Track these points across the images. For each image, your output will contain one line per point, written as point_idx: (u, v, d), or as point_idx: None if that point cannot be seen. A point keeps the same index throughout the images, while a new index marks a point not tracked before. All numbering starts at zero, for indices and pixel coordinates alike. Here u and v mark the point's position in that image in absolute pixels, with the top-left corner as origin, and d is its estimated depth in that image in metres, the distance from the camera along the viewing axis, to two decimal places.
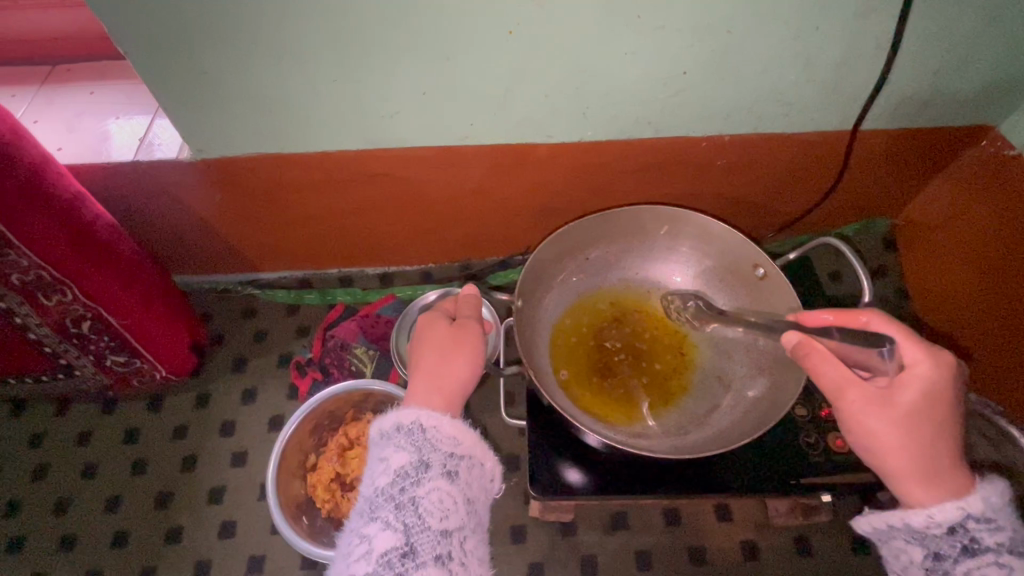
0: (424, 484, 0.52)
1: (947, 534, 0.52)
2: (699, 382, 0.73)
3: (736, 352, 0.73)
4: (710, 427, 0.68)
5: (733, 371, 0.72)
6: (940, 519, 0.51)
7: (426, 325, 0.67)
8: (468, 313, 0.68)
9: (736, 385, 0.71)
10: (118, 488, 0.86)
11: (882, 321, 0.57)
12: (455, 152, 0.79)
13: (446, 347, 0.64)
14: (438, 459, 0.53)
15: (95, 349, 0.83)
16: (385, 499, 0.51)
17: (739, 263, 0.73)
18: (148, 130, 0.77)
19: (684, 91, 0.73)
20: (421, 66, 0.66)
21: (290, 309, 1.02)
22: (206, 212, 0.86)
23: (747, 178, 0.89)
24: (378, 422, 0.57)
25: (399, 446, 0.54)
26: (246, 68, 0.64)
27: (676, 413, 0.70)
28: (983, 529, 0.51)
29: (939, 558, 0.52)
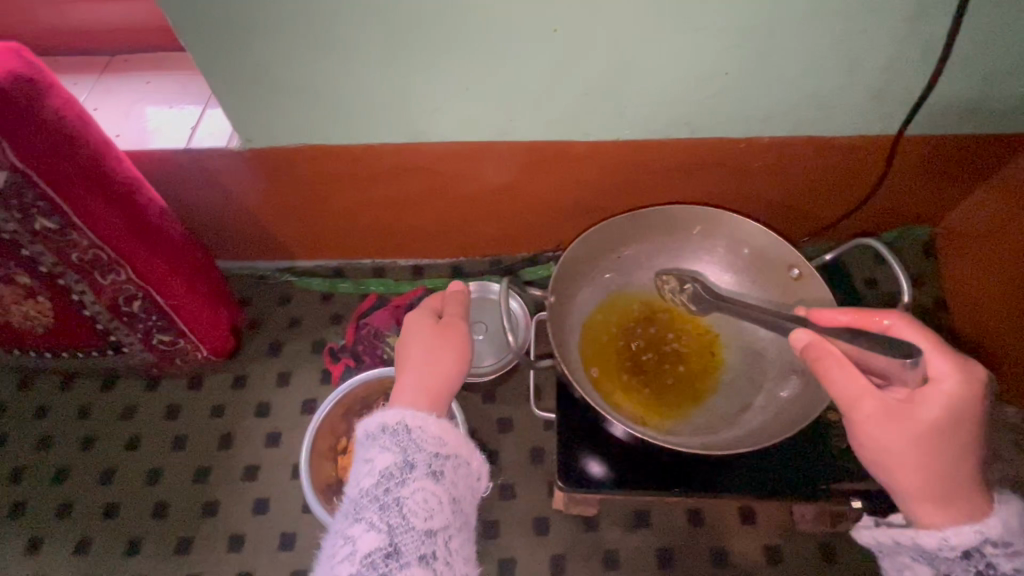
0: (409, 484, 0.53)
1: (960, 557, 0.51)
2: (730, 381, 0.70)
3: (767, 352, 0.71)
4: (741, 425, 0.66)
5: (765, 371, 0.69)
6: (954, 541, 0.51)
7: (415, 323, 0.69)
8: (456, 309, 0.71)
9: (769, 386, 0.68)
10: (160, 461, 0.91)
11: (905, 323, 0.57)
12: (490, 148, 0.79)
13: (432, 342, 0.67)
14: (423, 459, 0.55)
15: (144, 327, 0.87)
16: (369, 499, 0.53)
17: (774, 262, 0.70)
18: (199, 119, 0.80)
19: (727, 90, 0.70)
20: (459, 61, 0.66)
21: (324, 297, 1.04)
22: (248, 200, 0.89)
23: (790, 180, 0.85)
24: (364, 422, 0.60)
25: (385, 447, 0.56)
26: (290, 61, 0.66)
27: (706, 414, 0.69)
28: (1000, 553, 0.50)
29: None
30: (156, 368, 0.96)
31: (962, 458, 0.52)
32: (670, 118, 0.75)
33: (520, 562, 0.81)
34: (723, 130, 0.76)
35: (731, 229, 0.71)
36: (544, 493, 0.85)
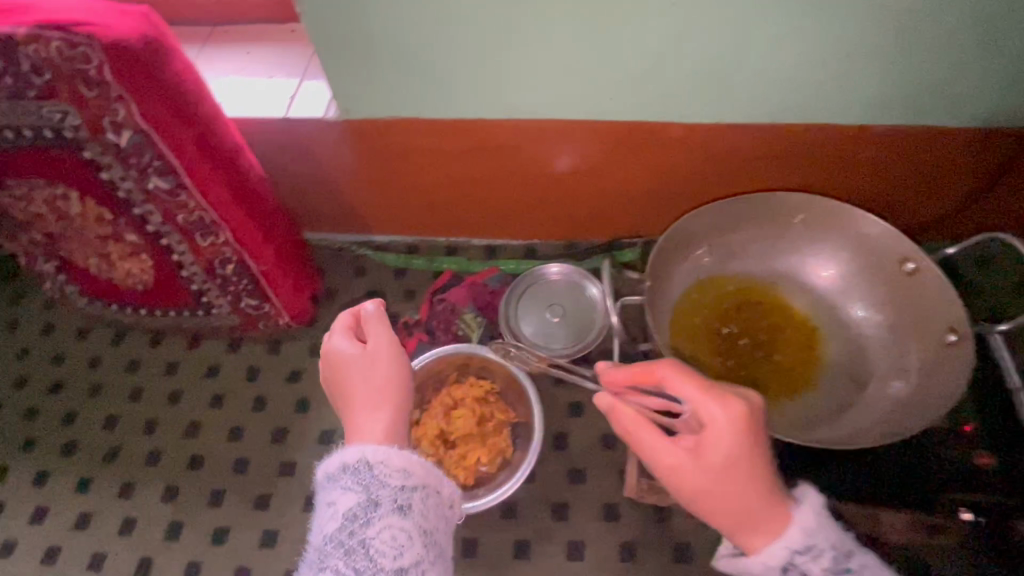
0: (374, 523, 0.52)
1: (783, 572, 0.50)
2: (828, 377, 0.68)
3: (872, 348, 0.67)
4: (845, 423, 0.65)
5: (870, 368, 0.67)
6: (774, 560, 0.49)
7: (347, 351, 0.64)
8: (382, 327, 0.65)
9: (874, 384, 0.66)
10: (240, 419, 0.95)
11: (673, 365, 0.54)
12: (584, 127, 0.78)
13: (374, 370, 0.63)
14: (388, 496, 0.54)
15: (234, 291, 0.90)
16: (333, 545, 0.52)
17: (883, 255, 0.67)
18: (297, 90, 0.82)
19: (845, 72, 0.67)
20: (569, 34, 0.66)
21: (397, 273, 1.06)
22: (337, 171, 0.90)
23: (894, 172, 0.81)
24: (322, 463, 0.57)
25: (347, 487, 0.54)
26: (400, 30, 0.67)
27: (804, 406, 0.67)
28: (808, 559, 0.49)
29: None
30: (240, 331, 0.99)
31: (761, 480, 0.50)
32: (776, 102, 0.72)
33: (590, 545, 0.81)
34: (831, 115, 0.73)
35: (840, 219, 0.68)
36: (614, 479, 0.84)
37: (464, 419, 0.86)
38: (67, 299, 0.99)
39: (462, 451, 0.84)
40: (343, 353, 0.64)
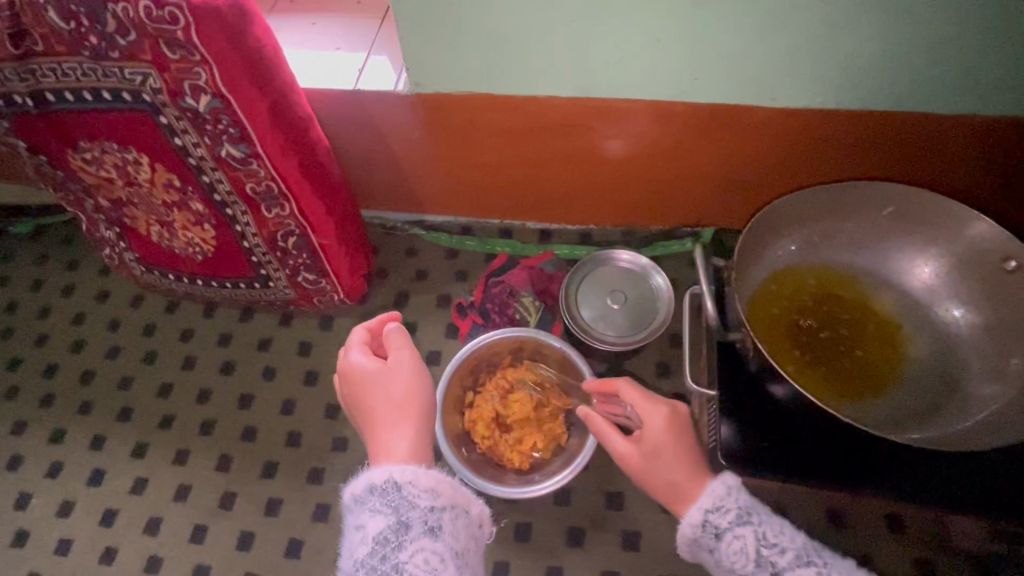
0: (405, 547, 0.53)
1: (703, 529, 0.62)
2: (916, 374, 0.65)
3: (962, 347, 0.65)
4: (936, 423, 0.62)
5: (960, 367, 0.64)
6: (695, 518, 0.62)
7: (366, 369, 0.68)
8: (399, 343, 0.71)
9: (965, 387, 0.63)
10: (292, 393, 0.95)
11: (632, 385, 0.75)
12: (663, 109, 0.76)
13: (395, 388, 0.67)
14: (417, 517, 0.55)
15: (292, 264, 0.89)
16: (365, 570, 0.52)
17: (981, 252, 0.63)
18: (366, 63, 0.81)
19: (948, 58, 0.64)
20: (664, 11, 0.63)
21: (450, 253, 1.05)
22: (400, 147, 0.89)
23: (975, 164, 0.78)
24: (349, 487, 0.59)
25: (376, 510, 0.55)
26: (485, 2, 0.65)
27: (889, 404, 0.64)
28: (715, 514, 0.61)
29: (715, 553, 0.61)
30: (293, 306, 0.99)
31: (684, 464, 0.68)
32: (869, 87, 0.69)
33: (646, 536, 0.80)
34: (925, 103, 0.70)
35: (937, 213, 0.64)
36: None
37: (520, 403, 0.85)
38: (124, 266, 1.00)
39: (517, 435, 0.84)
40: (361, 372, 0.68)
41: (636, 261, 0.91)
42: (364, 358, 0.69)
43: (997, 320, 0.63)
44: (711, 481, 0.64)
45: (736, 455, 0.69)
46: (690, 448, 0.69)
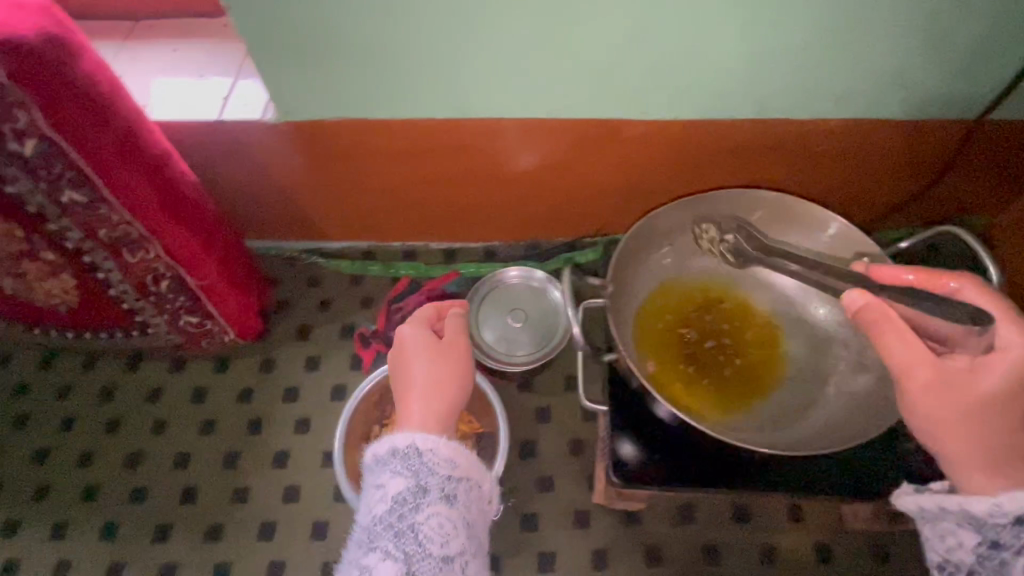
0: (423, 510, 0.53)
1: (1010, 524, 0.47)
2: (792, 375, 0.68)
3: (833, 346, 0.68)
4: (809, 421, 0.64)
5: (831, 367, 0.67)
6: (1010, 507, 0.47)
7: (419, 343, 0.66)
8: (455, 328, 0.68)
9: (836, 381, 0.66)
10: (186, 446, 0.88)
11: (978, 289, 0.56)
12: (540, 126, 0.75)
13: (435, 367, 0.63)
14: (434, 484, 0.54)
15: (170, 308, 0.83)
16: (384, 526, 0.53)
17: (839, 253, 0.68)
18: (231, 90, 0.76)
19: (798, 70, 0.65)
20: (520, 32, 0.62)
21: (354, 280, 1.01)
22: (281, 177, 0.84)
23: (851, 168, 0.80)
24: (373, 445, 0.58)
25: (396, 472, 0.55)
26: (336, 27, 0.62)
27: (768, 406, 0.67)
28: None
29: (999, 548, 0.47)
30: (182, 350, 0.93)
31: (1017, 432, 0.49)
32: (736, 97, 0.70)
33: (562, 554, 0.78)
34: (791, 111, 0.71)
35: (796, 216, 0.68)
36: (584, 486, 0.82)
37: None
38: None
39: None
40: (410, 345, 0.65)
41: (523, 278, 0.90)
42: (418, 331, 0.66)
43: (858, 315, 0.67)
44: None
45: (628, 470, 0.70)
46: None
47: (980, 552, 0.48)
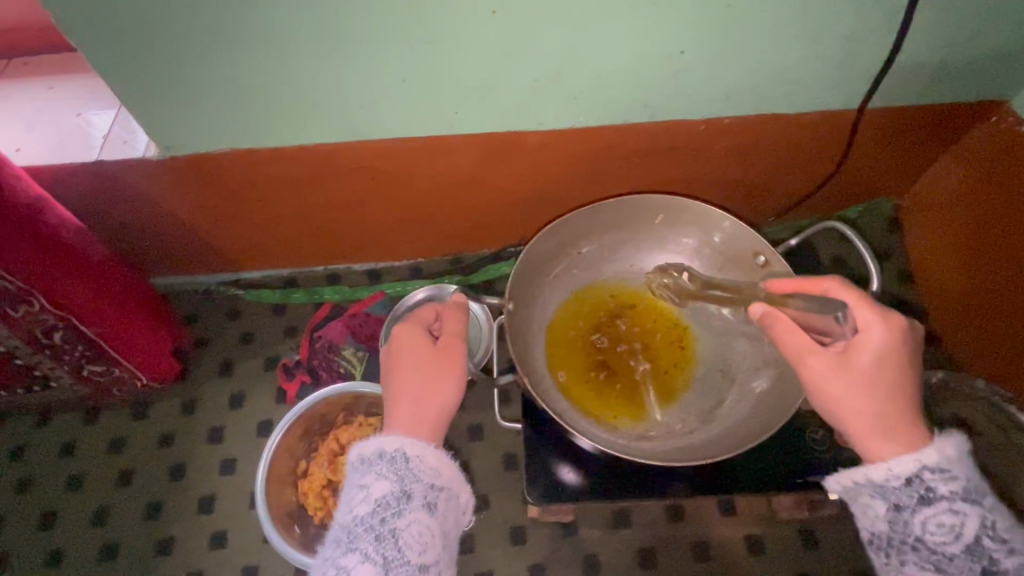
0: (405, 516, 0.50)
1: (905, 485, 0.50)
2: (701, 376, 0.68)
3: (738, 343, 0.68)
4: (717, 423, 0.64)
5: (736, 364, 0.67)
6: (900, 470, 0.50)
7: (413, 337, 0.60)
8: (456, 325, 0.62)
9: (742, 379, 0.66)
10: (105, 500, 0.84)
11: (845, 285, 0.55)
12: (438, 144, 0.73)
13: (428, 367, 0.59)
14: (419, 490, 0.52)
15: (71, 358, 0.79)
16: (364, 529, 0.50)
17: (737, 251, 0.68)
18: (113, 127, 0.72)
19: (681, 72, 0.65)
20: (395, 53, 0.60)
21: (276, 309, 0.98)
22: (179, 211, 0.81)
23: (753, 161, 0.81)
24: (358, 445, 0.55)
25: (381, 474, 0.52)
26: (201, 59, 0.59)
27: (678, 410, 0.66)
28: (938, 478, 0.49)
29: (902, 511, 0.49)
30: (95, 399, 0.88)
31: (897, 401, 0.51)
32: (627, 102, 0.69)
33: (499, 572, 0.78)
34: (683, 112, 0.72)
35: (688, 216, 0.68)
36: (518, 500, 0.81)
37: None
38: None
39: None
40: (405, 338, 0.60)
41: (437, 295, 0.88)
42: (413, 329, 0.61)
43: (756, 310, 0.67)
44: (938, 438, 0.51)
45: (559, 492, 0.70)
46: (915, 374, 0.53)
47: (891, 520, 0.50)
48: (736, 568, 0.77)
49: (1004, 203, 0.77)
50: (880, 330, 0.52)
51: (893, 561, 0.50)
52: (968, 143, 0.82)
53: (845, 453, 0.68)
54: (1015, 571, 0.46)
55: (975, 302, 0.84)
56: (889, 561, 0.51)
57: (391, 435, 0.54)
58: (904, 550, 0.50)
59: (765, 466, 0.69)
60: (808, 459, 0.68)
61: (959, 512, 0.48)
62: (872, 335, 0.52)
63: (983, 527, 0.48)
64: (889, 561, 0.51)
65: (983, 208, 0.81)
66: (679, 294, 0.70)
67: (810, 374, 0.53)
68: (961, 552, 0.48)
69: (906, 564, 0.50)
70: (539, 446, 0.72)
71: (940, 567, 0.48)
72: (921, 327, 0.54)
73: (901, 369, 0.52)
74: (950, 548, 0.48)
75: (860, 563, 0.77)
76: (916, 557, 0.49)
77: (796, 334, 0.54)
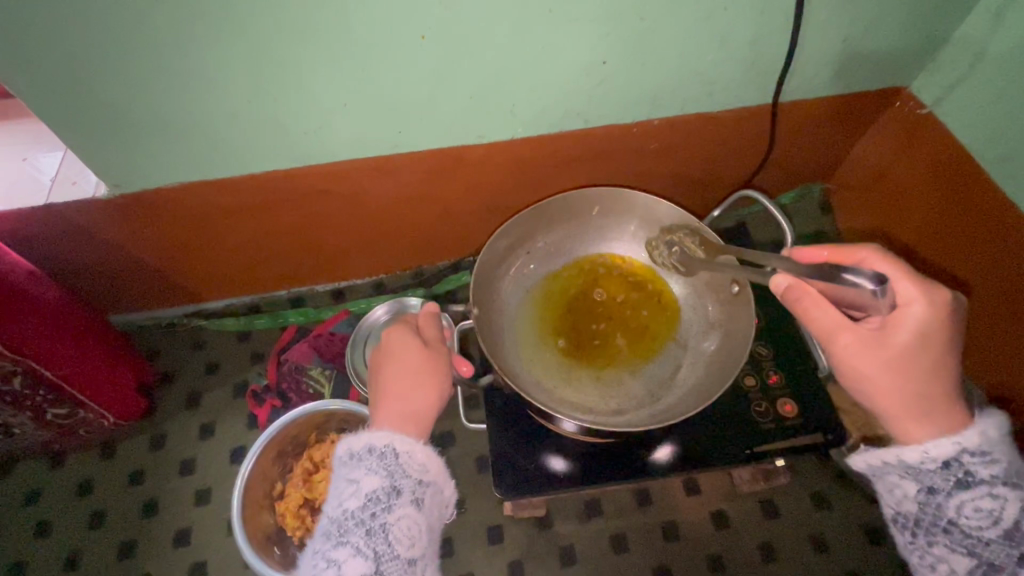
0: (396, 510, 0.45)
1: (941, 468, 0.52)
2: (661, 345, 0.71)
3: (685, 311, 0.72)
4: (680, 385, 0.67)
5: (687, 330, 0.71)
6: (938, 453, 0.52)
7: (393, 347, 0.55)
8: (436, 332, 0.57)
9: (693, 342, 0.70)
10: (78, 543, 0.84)
11: (882, 256, 0.56)
12: (387, 163, 0.76)
13: (411, 374, 0.53)
14: (410, 484, 0.47)
15: (32, 405, 0.78)
16: (354, 523, 0.45)
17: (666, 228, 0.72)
18: (60, 170, 0.73)
19: (607, 81, 0.70)
20: (334, 80, 0.63)
21: (241, 336, 0.98)
22: (134, 246, 0.81)
23: (686, 157, 0.86)
24: (346, 436, 0.50)
25: (371, 468, 0.47)
26: (143, 97, 0.61)
27: (646, 380, 0.69)
28: (976, 462, 0.51)
29: (937, 494, 0.52)
30: (60, 443, 0.88)
31: (931, 379, 0.53)
32: (560, 111, 0.74)
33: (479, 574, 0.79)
34: (614, 117, 0.76)
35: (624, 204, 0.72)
36: (494, 501, 0.84)
37: (327, 480, 0.82)
38: None
39: None
40: (387, 336, 0.56)
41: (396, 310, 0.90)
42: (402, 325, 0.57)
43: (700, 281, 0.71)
44: (979, 423, 0.53)
45: (545, 482, 0.73)
46: (954, 350, 0.54)
47: (922, 501, 0.53)
48: (705, 545, 0.81)
49: (920, 179, 0.84)
50: (920, 307, 0.53)
51: (921, 540, 0.54)
52: (880, 125, 0.88)
53: (788, 423, 0.73)
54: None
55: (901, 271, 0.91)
56: (917, 538, 0.54)
57: (377, 429, 0.49)
58: (934, 530, 0.53)
59: (716, 442, 0.73)
60: (753, 431, 0.73)
61: (997, 497, 0.50)
62: (908, 312, 0.53)
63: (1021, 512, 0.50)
64: (917, 539, 0.54)
65: (900, 187, 0.88)
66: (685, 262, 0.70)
67: (842, 351, 0.55)
68: (993, 534, 0.50)
69: (934, 544, 0.53)
70: (513, 458, 0.75)
71: (971, 548, 0.51)
72: (963, 300, 0.54)
73: (939, 347, 0.53)
74: (985, 532, 0.51)
75: (818, 527, 0.81)
76: (948, 538, 0.52)
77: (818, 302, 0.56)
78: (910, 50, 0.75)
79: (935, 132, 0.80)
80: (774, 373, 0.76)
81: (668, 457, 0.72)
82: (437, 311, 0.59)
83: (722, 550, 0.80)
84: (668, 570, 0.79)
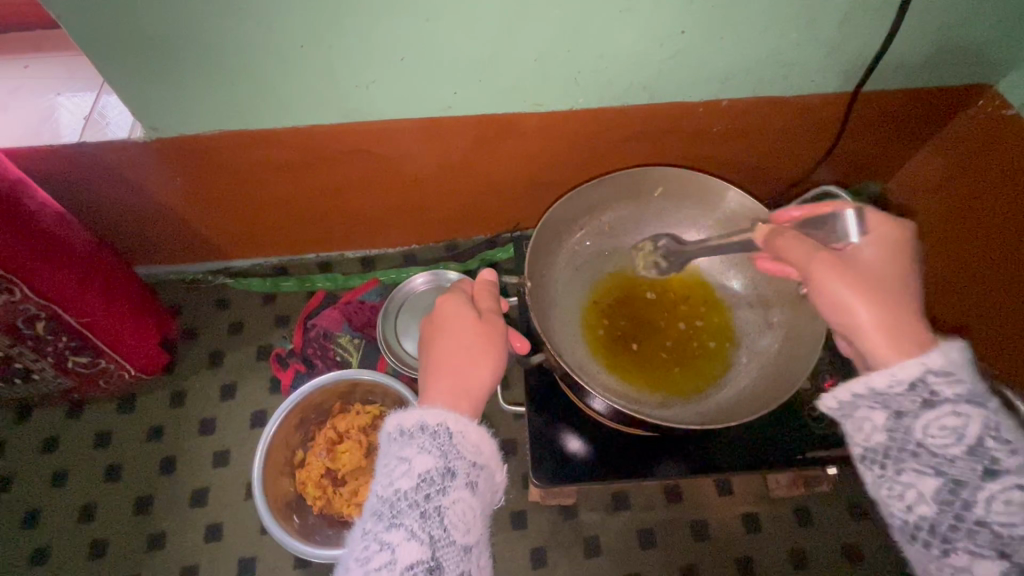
0: (451, 493, 0.41)
1: (906, 390, 0.43)
2: (719, 343, 0.67)
3: (742, 310, 0.68)
4: (732, 385, 0.64)
5: (742, 329, 0.67)
6: (902, 374, 0.43)
7: (447, 313, 0.52)
8: (492, 304, 0.54)
9: (746, 343, 0.66)
10: (93, 496, 0.82)
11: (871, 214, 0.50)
12: (437, 125, 0.72)
13: (466, 345, 0.49)
14: (464, 467, 0.42)
15: (53, 350, 0.76)
16: (405, 506, 0.40)
17: (736, 219, 0.68)
18: (95, 109, 0.69)
19: (682, 53, 0.65)
20: (396, 29, 0.58)
21: (266, 298, 0.96)
22: (165, 194, 0.78)
23: (747, 143, 0.82)
24: (394, 416, 0.45)
25: (423, 448, 0.42)
26: (193, 32, 0.56)
27: (700, 377, 0.65)
28: (943, 382, 0.42)
29: (905, 418, 0.43)
30: (78, 393, 0.86)
31: (911, 305, 0.46)
32: (626, 83, 0.69)
33: (499, 558, 0.77)
34: (682, 94, 0.72)
35: (693, 186, 0.67)
36: (519, 485, 0.81)
37: (350, 452, 0.79)
38: None
39: (352, 489, 0.78)
40: (440, 311, 0.52)
41: (434, 283, 0.86)
42: (456, 297, 0.53)
43: (769, 285, 0.67)
44: (937, 345, 0.43)
45: (579, 472, 0.70)
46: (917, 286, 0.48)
47: (891, 428, 0.44)
48: (734, 546, 0.78)
49: (994, 184, 0.79)
50: (889, 232, 0.49)
51: (888, 474, 0.44)
52: (954, 127, 0.84)
53: (840, 432, 0.70)
54: (1016, 472, 0.40)
55: (961, 283, 0.87)
56: (884, 472, 0.45)
57: (430, 406, 0.45)
58: (902, 459, 0.43)
59: (763, 444, 0.70)
60: (805, 437, 0.70)
61: (965, 414, 0.41)
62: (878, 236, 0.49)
63: (989, 429, 0.41)
64: (883, 474, 0.45)
65: (975, 191, 0.83)
66: (669, 254, 0.66)
67: (817, 282, 0.48)
68: (965, 455, 0.41)
69: (903, 473, 0.43)
70: (549, 446, 0.72)
71: (945, 473, 0.42)
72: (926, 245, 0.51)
73: (904, 272, 0.48)
74: (951, 451, 0.42)
75: (851, 537, 0.79)
76: (916, 463, 0.43)
77: (807, 248, 0.49)
78: (1009, 45, 0.69)
79: (1018, 134, 0.74)
80: (829, 378, 0.73)
81: (712, 452, 0.70)
82: (493, 281, 0.56)
83: (751, 553, 0.78)
84: (695, 569, 0.77)
